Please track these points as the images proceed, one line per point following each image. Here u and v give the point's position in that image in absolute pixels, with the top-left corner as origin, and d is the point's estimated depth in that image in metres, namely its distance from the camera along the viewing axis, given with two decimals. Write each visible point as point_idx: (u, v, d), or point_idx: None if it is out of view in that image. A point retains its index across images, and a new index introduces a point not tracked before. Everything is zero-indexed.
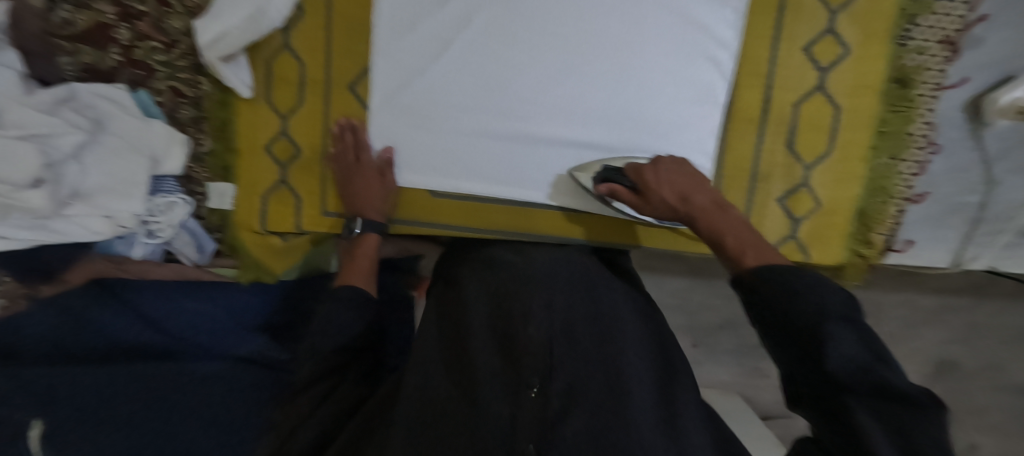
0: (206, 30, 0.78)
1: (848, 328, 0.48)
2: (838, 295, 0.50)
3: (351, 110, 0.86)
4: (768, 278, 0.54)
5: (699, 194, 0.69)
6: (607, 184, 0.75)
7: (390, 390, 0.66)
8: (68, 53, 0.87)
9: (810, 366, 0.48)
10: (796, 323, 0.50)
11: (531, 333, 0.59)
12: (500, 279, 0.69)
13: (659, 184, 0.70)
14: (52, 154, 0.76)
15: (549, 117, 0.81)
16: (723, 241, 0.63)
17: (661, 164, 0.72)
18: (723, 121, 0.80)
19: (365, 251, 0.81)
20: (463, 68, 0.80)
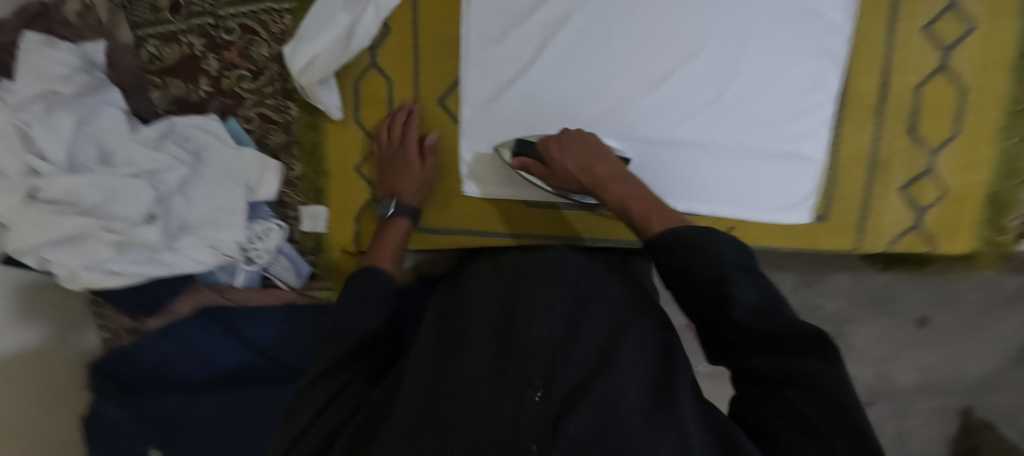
0: (297, 59, 0.80)
1: (747, 279, 0.50)
2: (731, 249, 0.52)
3: (442, 125, 0.85)
4: (670, 243, 0.55)
5: (604, 164, 0.70)
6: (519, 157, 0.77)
7: (392, 386, 0.56)
8: (160, 87, 0.89)
9: (721, 317, 0.49)
10: (699, 280, 0.51)
11: (537, 331, 0.51)
12: (504, 274, 0.63)
13: (565, 156, 0.71)
14: (161, 188, 0.77)
15: (650, 119, 0.79)
16: (631, 208, 0.65)
17: (568, 136, 0.73)
18: (836, 110, 0.76)
19: (398, 233, 0.78)
20: (558, 76, 0.79)
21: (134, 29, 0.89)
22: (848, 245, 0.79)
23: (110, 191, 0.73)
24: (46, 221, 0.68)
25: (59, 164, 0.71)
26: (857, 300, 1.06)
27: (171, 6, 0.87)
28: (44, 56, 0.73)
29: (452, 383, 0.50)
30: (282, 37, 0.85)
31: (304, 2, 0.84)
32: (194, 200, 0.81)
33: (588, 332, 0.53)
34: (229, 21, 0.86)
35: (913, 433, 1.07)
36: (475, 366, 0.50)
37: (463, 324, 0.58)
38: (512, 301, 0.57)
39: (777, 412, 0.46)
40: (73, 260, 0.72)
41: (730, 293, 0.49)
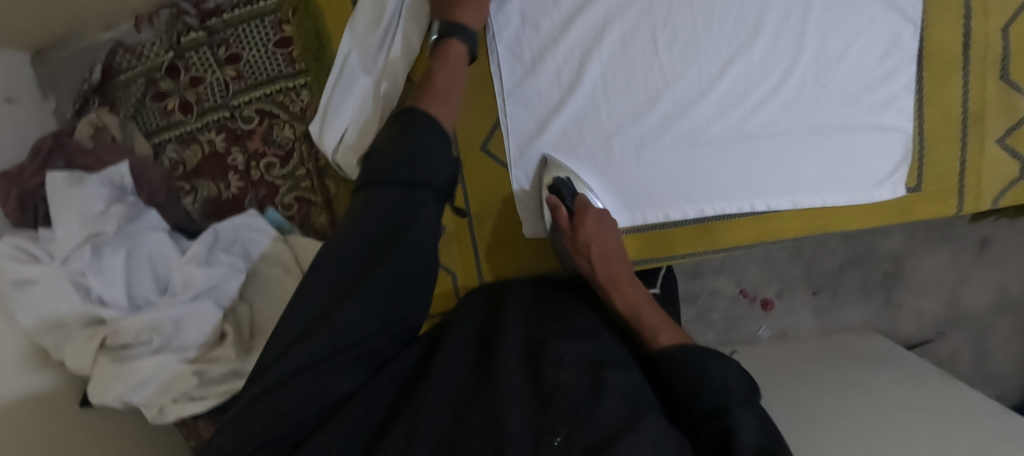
0: (328, 136, 0.76)
1: (755, 416, 0.46)
2: (741, 380, 0.49)
3: (489, 172, 0.80)
4: (674, 357, 0.53)
5: (618, 261, 0.71)
6: (556, 197, 0.73)
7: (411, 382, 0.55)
8: (190, 192, 0.85)
9: (718, 436, 0.45)
10: (701, 404, 0.48)
11: (564, 379, 0.51)
12: (536, 314, 0.64)
13: (594, 231, 0.71)
14: (225, 303, 0.75)
15: (714, 118, 0.73)
16: (638, 315, 0.63)
17: (599, 216, 0.73)
18: (917, 70, 0.70)
19: (456, 62, 0.66)
20: (607, 91, 0.74)
21: (149, 137, 0.84)
22: (950, 210, 0.73)
23: (178, 319, 0.71)
24: (125, 369, 0.67)
25: (121, 305, 0.70)
26: (915, 234, 1.08)
27: (181, 106, 0.82)
28: (74, 197, 0.71)
29: (453, 429, 0.48)
30: (302, 114, 0.81)
31: (318, 73, 0.78)
32: (260, 303, 0.79)
33: (618, 381, 0.49)
34: (245, 109, 0.82)
35: (992, 354, 1.09)
36: (504, 387, 0.50)
37: (489, 369, 0.54)
38: (539, 343, 0.57)
39: None
40: (161, 395, 0.70)
41: (732, 424, 0.44)
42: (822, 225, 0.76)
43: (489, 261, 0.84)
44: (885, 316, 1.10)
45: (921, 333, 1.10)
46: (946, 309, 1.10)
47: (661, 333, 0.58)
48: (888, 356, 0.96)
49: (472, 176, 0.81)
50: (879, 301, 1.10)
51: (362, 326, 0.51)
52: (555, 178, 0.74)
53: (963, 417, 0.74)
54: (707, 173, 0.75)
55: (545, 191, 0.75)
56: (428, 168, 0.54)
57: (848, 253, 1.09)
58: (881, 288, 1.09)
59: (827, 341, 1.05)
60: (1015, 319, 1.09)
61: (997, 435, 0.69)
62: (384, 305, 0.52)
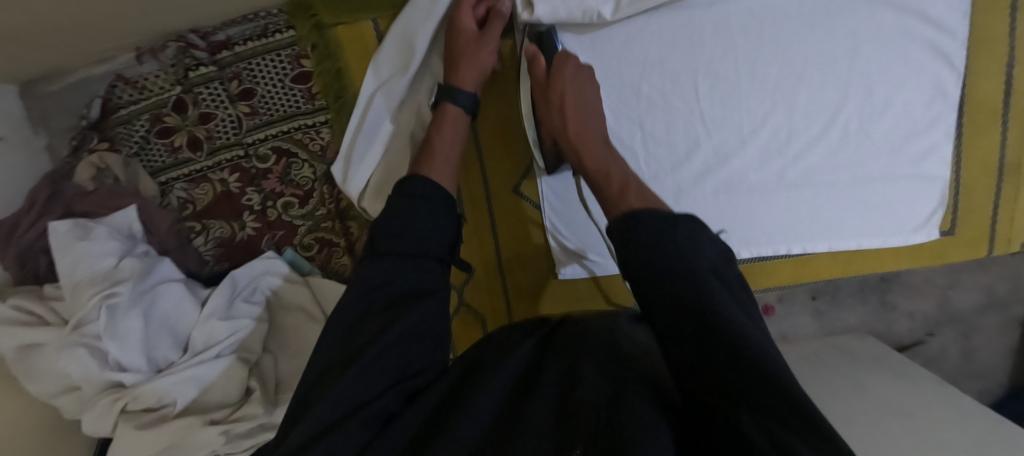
0: (354, 182, 0.72)
1: (724, 287, 0.48)
2: (711, 256, 0.50)
3: (521, 215, 0.78)
4: (651, 218, 0.53)
5: (593, 119, 0.65)
6: (536, 48, 0.67)
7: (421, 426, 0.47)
8: (200, 232, 0.80)
9: (694, 311, 0.45)
10: (671, 270, 0.48)
11: (581, 392, 0.46)
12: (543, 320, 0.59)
13: (571, 84, 0.65)
14: (249, 357, 0.71)
15: (758, 162, 0.72)
16: (608, 173, 0.61)
17: (579, 70, 0.66)
18: (958, 118, 0.69)
19: (455, 125, 0.65)
20: (646, 136, 0.72)
21: (154, 175, 0.78)
22: (981, 254, 0.74)
23: (203, 379, 0.68)
24: (145, 437, 0.63)
25: (141, 369, 0.65)
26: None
27: (189, 142, 0.77)
28: (82, 255, 0.66)
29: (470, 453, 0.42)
30: (322, 154, 0.76)
31: (339, 112, 0.74)
32: (284, 351, 0.77)
33: (639, 386, 0.46)
34: (260, 147, 0.77)
35: (980, 351, 1.11)
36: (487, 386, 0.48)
37: (477, 380, 0.50)
38: (543, 357, 0.53)
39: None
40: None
41: (709, 300, 0.45)
42: (851, 269, 0.76)
43: (524, 307, 0.82)
44: (879, 318, 1.11)
45: (913, 336, 1.12)
46: (938, 309, 1.10)
47: (629, 192, 0.57)
48: (887, 360, 0.97)
49: (505, 219, 0.79)
50: (875, 303, 1.12)
51: (371, 383, 0.47)
52: (539, 32, 0.69)
53: (955, 420, 0.76)
54: (743, 221, 0.74)
55: (526, 42, 0.69)
56: (432, 239, 0.54)
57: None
58: (876, 290, 1.11)
59: (824, 341, 1.07)
60: (1002, 318, 1.09)
61: (994, 440, 0.70)
62: (390, 351, 0.48)
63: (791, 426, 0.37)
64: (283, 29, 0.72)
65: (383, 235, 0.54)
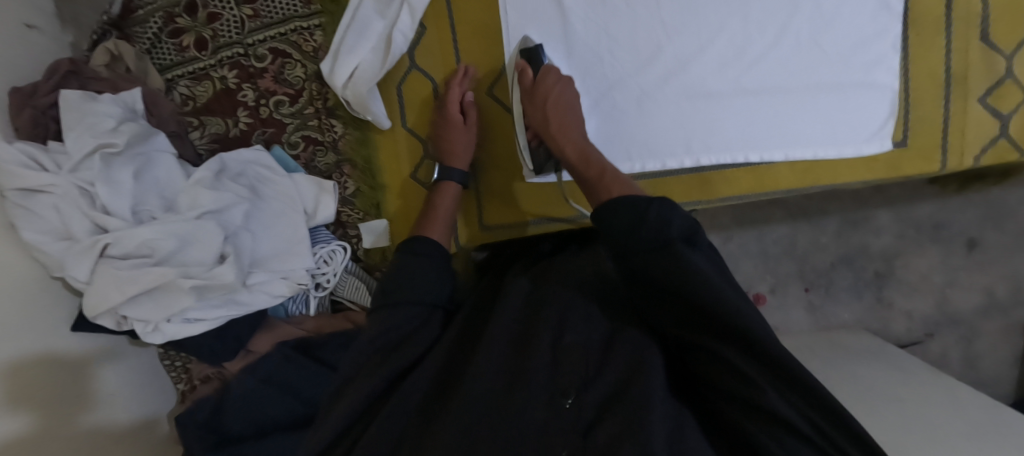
0: (339, 71, 0.78)
1: (698, 251, 0.52)
2: (684, 225, 0.53)
3: (492, 117, 0.83)
4: (620, 203, 0.57)
5: (573, 116, 0.73)
6: (524, 61, 0.75)
7: (445, 376, 0.56)
8: (198, 127, 0.87)
9: (674, 272, 0.50)
10: (647, 241, 0.52)
11: (569, 342, 0.54)
12: (538, 278, 0.68)
13: (554, 85, 0.73)
14: (227, 226, 0.74)
15: (716, 70, 0.76)
16: (588, 159, 0.69)
17: (560, 79, 0.74)
18: (904, 30, 0.74)
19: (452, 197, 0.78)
20: (612, 41, 0.77)
21: (162, 72, 0.86)
22: (934, 168, 0.77)
23: (183, 237, 0.70)
24: (123, 280, 0.67)
25: (126, 218, 0.69)
26: (905, 233, 1.26)
27: (196, 42, 0.85)
28: (88, 113, 0.71)
29: (500, 397, 0.50)
30: (315, 54, 0.83)
31: (333, 15, 0.82)
32: (260, 236, 0.79)
33: (625, 339, 0.55)
34: (259, 48, 0.84)
35: (982, 354, 1.28)
36: (494, 329, 0.57)
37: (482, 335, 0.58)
38: (533, 310, 0.60)
39: (734, 387, 0.47)
40: (154, 314, 0.70)
41: (690, 268, 0.49)
42: (808, 179, 0.79)
43: (496, 211, 0.86)
44: (876, 315, 1.29)
45: (908, 335, 1.29)
46: (936, 310, 1.28)
47: (612, 186, 0.63)
48: (880, 353, 1.12)
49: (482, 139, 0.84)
50: (870, 300, 1.28)
51: (406, 355, 0.57)
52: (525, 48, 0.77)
53: (949, 409, 0.88)
54: (703, 128, 0.78)
55: (517, 56, 0.77)
56: (432, 290, 0.64)
57: (840, 251, 1.27)
58: (871, 286, 1.28)
59: (820, 338, 1.22)
60: (1003, 322, 1.27)
61: (977, 433, 0.80)
62: (419, 342, 0.59)
63: (767, 360, 0.46)
64: None
65: (394, 286, 0.63)
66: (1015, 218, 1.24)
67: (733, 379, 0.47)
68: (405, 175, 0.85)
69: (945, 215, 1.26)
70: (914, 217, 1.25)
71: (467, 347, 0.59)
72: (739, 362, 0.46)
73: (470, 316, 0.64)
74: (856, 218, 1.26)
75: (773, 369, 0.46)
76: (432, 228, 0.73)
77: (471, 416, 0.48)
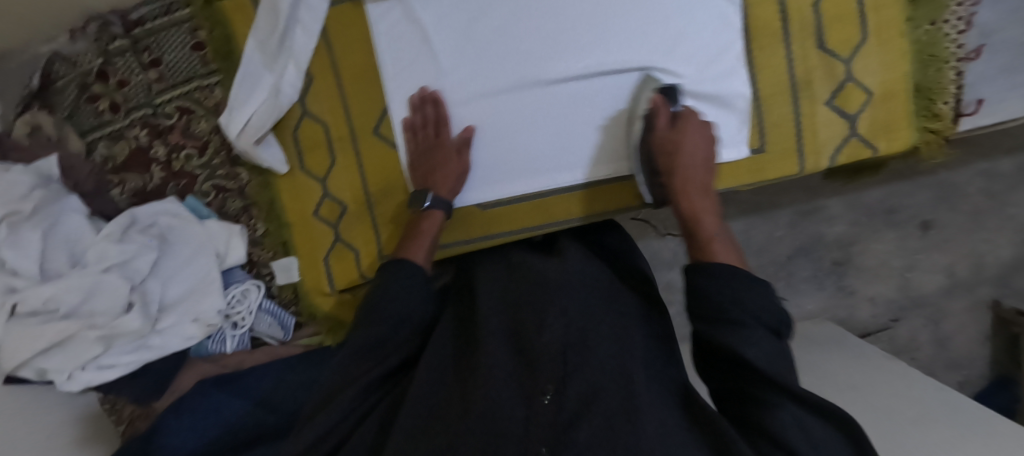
0: (231, 124, 0.84)
1: (775, 339, 0.58)
2: (772, 317, 0.59)
3: (383, 154, 0.88)
4: (725, 280, 0.60)
5: (699, 171, 0.70)
6: (661, 97, 0.75)
7: (463, 369, 0.63)
8: (118, 184, 0.93)
9: (739, 342, 0.56)
10: (728, 316, 0.58)
11: (547, 340, 0.59)
12: (512, 278, 0.74)
13: (683, 133, 0.72)
14: (133, 277, 0.81)
15: (580, 96, 0.83)
16: (698, 219, 0.67)
17: (697, 122, 0.73)
18: (746, 42, 0.78)
19: (430, 231, 0.79)
20: (484, 74, 0.82)
21: (82, 135, 0.92)
22: (794, 169, 0.81)
23: (88, 291, 0.77)
24: (31, 334, 0.73)
25: (33, 277, 0.76)
26: (859, 220, 1.30)
27: (111, 106, 0.92)
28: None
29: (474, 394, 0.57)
30: (215, 109, 0.90)
31: (227, 73, 0.88)
32: (173, 280, 0.86)
33: (600, 345, 0.60)
34: (166, 106, 0.91)
35: (952, 337, 1.36)
36: (485, 333, 0.64)
37: (477, 340, 0.65)
38: (516, 317, 0.66)
39: (761, 420, 0.53)
40: (67, 363, 0.76)
41: (752, 349, 0.55)
42: None
43: (450, 229, 0.88)
44: (840, 302, 1.34)
45: (874, 323, 1.35)
46: (898, 293, 1.34)
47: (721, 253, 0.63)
48: (841, 343, 1.15)
49: (379, 174, 0.88)
50: (833, 288, 1.33)
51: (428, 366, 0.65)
52: (659, 85, 0.78)
53: (904, 388, 0.94)
54: (580, 140, 0.85)
55: (649, 92, 0.78)
56: (409, 305, 0.70)
57: (797, 243, 1.30)
58: (831, 275, 1.32)
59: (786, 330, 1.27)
60: (968, 300, 1.35)
61: (911, 423, 0.84)
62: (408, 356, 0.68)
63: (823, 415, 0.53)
64: (181, 8, 0.88)
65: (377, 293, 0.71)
66: (963, 196, 1.30)
67: (760, 409, 0.54)
68: (314, 227, 0.91)
69: (898, 199, 1.30)
70: (865, 203, 1.29)
71: (463, 356, 0.66)
72: (788, 420, 0.52)
73: (459, 328, 0.72)
74: (808, 208, 1.28)
75: (830, 420, 0.53)
76: (411, 252, 0.76)
77: (463, 428, 0.53)
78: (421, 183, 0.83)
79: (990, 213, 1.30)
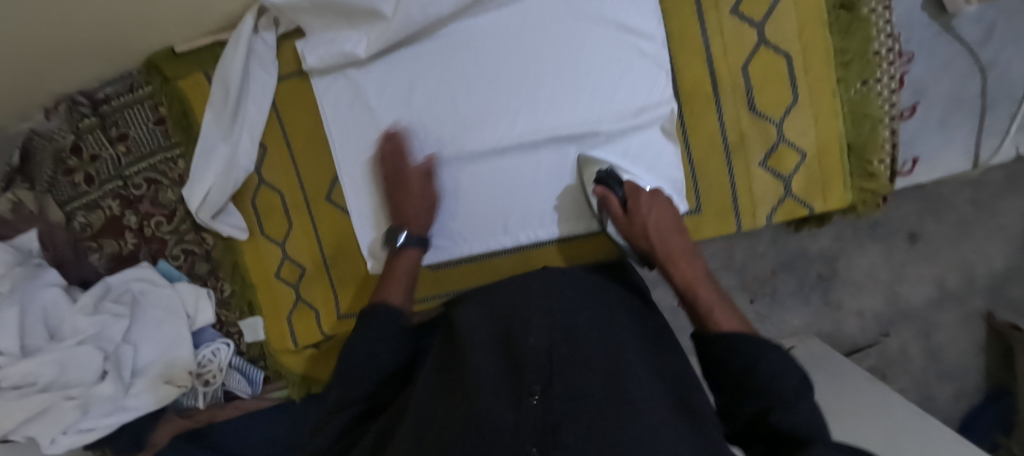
0: (192, 196, 0.89)
1: (805, 400, 0.54)
2: (795, 379, 0.56)
3: (337, 219, 0.92)
4: (736, 346, 0.59)
5: (674, 238, 0.74)
6: (604, 187, 0.78)
7: (451, 384, 0.57)
8: (96, 249, 0.99)
9: (771, 401, 0.54)
10: (754, 385, 0.56)
11: (533, 341, 0.54)
12: (497, 290, 0.67)
13: (648, 213, 0.75)
14: (106, 346, 0.87)
15: (520, 159, 0.84)
16: (696, 290, 0.69)
17: (651, 197, 0.77)
18: (679, 105, 0.79)
19: (408, 264, 0.79)
20: (427, 140, 0.85)
21: (62, 205, 0.98)
22: (730, 228, 0.81)
23: (62, 362, 0.83)
24: (11, 408, 0.79)
25: (14, 353, 0.81)
26: (843, 235, 1.25)
27: (85, 178, 0.97)
28: None
29: (454, 407, 0.53)
30: (179, 179, 0.95)
31: (188, 144, 0.93)
32: (146, 342, 0.91)
33: (585, 344, 0.56)
34: (135, 178, 0.96)
35: (944, 349, 1.28)
36: (470, 337, 0.60)
37: (461, 352, 0.60)
38: (501, 321, 0.60)
39: None
40: (51, 429, 0.82)
41: (777, 418, 0.53)
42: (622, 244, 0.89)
43: None
44: (827, 319, 1.29)
45: (862, 337, 1.29)
46: (886, 306, 1.28)
47: (722, 317, 0.64)
48: (826, 363, 1.11)
49: (335, 237, 0.92)
50: (818, 303, 1.29)
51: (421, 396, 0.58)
52: (602, 169, 0.80)
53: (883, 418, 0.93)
54: (520, 204, 0.86)
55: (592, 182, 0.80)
56: (382, 342, 0.65)
57: (779, 258, 1.27)
58: (816, 289, 1.28)
59: None
60: (959, 312, 1.27)
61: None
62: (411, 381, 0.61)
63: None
64: (142, 85, 0.92)
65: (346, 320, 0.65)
66: (953, 207, 1.24)
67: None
68: (276, 288, 0.95)
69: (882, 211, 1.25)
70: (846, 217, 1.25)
71: (449, 369, 0.60)
72: None
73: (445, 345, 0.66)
74: None
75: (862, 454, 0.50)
76: (390, 293, 0.73)
77: (444, 444, 0.50)
78: (397, 221, 0.83)
79: (979, 223, 1.23)
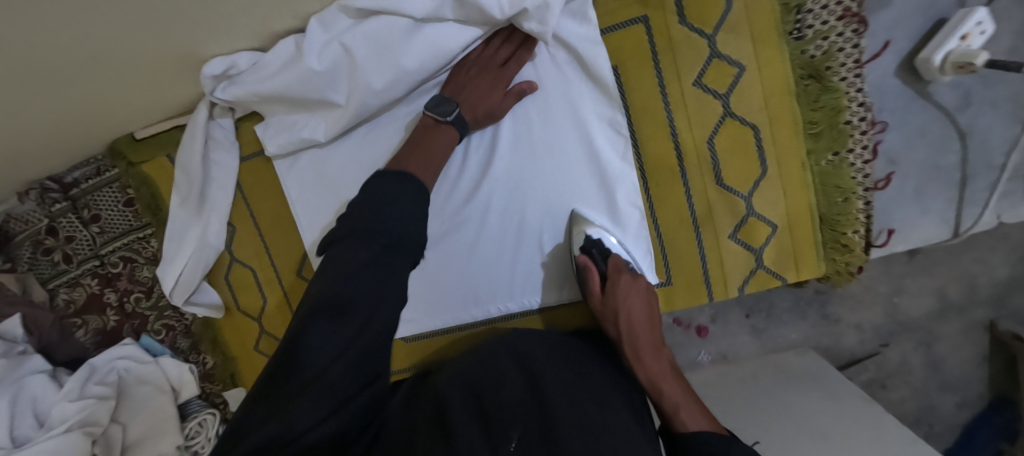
0: (166, 276, 0.88)
1: None
2: None
3: (307, 295, 0.92)
4: (703, 437, 0.58)
5: (646, 332, 0.71)
6: (587, 258, 0.75)
7: (431, 416, 0.56)
8: (81, 326, 0.99)
9: None
10: None
11: (508, 398, 0.56)
12: (472, 357, 0.69)
13: (623, 296, 0.72)
14: (94, 430, 0.87)
15: (487, 234, 0.81)
16: (662, 389, 0.66)
17: (632, 279, 0.74)
18: (643, 177, 0.77)
19: (445, 142, 0.71)
20: None
21: (44, 283, 0.98)
22: (701, 299, 0.80)
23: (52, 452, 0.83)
24: None
25: (7, 446, 0.84)
26: None
27: (64, 257, 0.97)
28: None
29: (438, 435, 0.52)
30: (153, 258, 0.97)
31: (160, 225, 0.93)
32: (133, 419, 0.93)
33: (564, 408, 0.54)
34: (111, 256, 0.97)
35: (945, 360, 1.08)
36: (445, 389, 0.61)
37: (437, 397, 0.60)
38: (475, 380, 0.62)
39: None
40: None
41: None
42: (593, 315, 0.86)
43: None
44: (823, 332, 1.09)
45: (862, 348, 1.09)
46: (886, 318, 1.07)
47: (690, 419, 0.61)
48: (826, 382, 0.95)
49: None
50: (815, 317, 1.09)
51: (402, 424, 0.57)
52: (583, 237, 0.76)
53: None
54: (485, 279, 0.84)
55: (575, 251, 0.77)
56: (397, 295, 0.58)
57: None
58: (813, 304, 1.08)
59: (764, 364, 1.05)
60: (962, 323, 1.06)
61: None
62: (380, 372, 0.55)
63: None
64: (109, 168, 0.93)
65: (325, 293, 0.56)
66: None
67: None
68: (257, 359, 0.98)
69: None
70: None
71: (426, 407, 0.59)
72: None
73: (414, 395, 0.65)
74: None
75: None
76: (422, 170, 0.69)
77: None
78: (448, 92, 0.73)
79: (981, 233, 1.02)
